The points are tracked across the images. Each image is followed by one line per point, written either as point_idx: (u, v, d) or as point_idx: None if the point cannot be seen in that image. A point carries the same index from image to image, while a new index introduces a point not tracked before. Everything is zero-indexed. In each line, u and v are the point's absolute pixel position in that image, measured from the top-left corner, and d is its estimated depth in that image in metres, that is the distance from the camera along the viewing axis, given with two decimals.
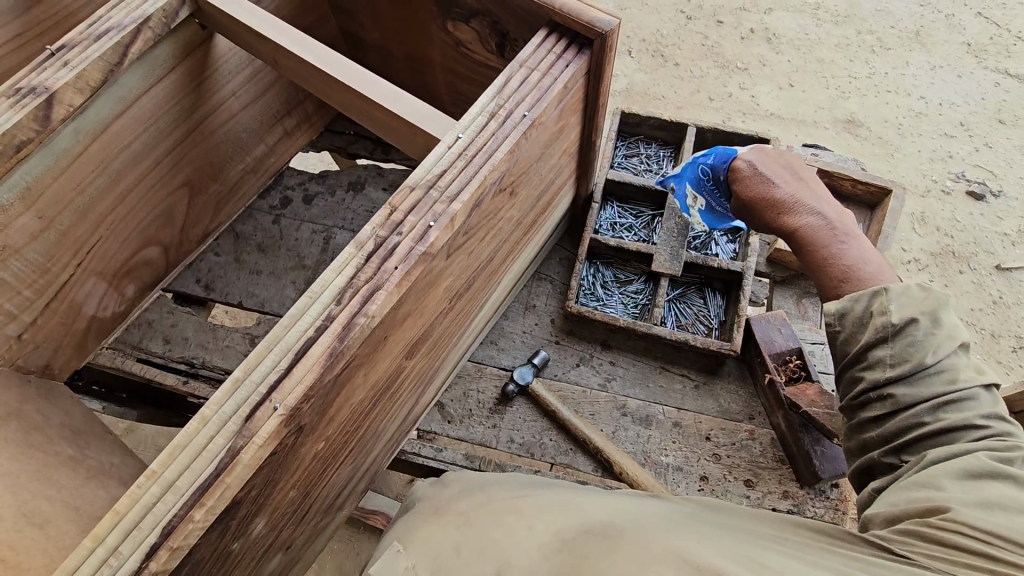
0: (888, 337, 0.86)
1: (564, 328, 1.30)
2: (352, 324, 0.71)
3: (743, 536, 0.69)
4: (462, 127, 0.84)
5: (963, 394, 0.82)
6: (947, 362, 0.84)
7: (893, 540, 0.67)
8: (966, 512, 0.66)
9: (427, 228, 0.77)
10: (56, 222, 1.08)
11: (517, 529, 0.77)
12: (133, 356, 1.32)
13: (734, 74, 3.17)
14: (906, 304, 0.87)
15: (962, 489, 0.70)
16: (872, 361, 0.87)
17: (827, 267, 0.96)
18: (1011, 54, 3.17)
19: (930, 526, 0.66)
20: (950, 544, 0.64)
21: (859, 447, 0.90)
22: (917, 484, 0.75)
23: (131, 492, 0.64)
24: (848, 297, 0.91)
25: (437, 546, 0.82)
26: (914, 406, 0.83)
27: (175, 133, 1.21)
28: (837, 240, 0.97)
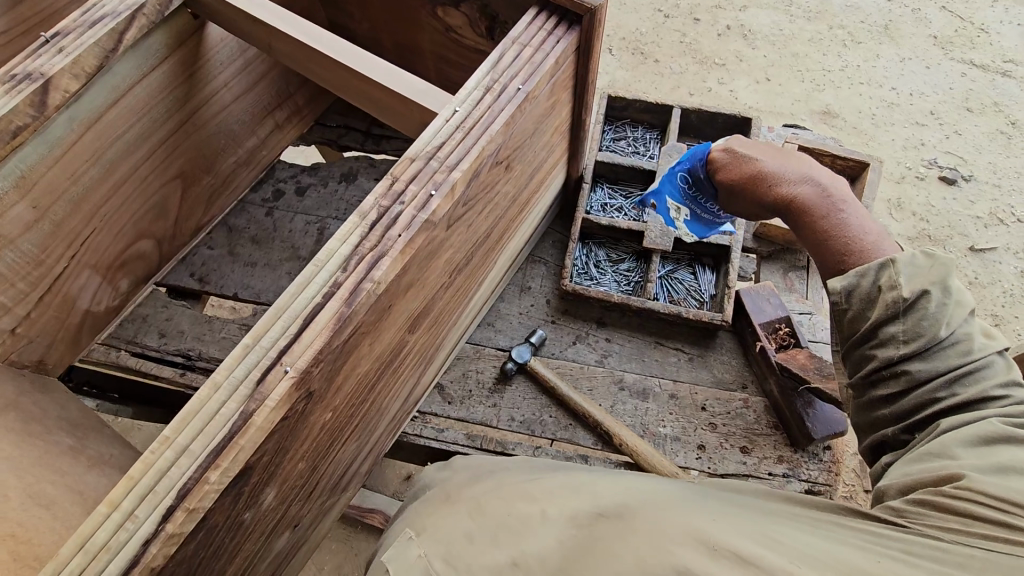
0: (900, 313, 0.84)
1: (559, 307, 1.33)
2: (359, 288, 0.73)
3: (754, 513, 0.68)
4: (459, 100, 0.86)
5: (977, 363, 0.81)
6: (961, 333, 0.83)
7: (906, 510, 0.66)
8: (981, 479, 0.65)
9: (428, 196, 0.79)
10: (50, 212, 1.08)
11: (535, 518, 0.74)
12: (129, 351, 1.30)
13: (712, 70, 3.24)
14: (914, 276, 0.85)
15: (974, 456, 0.70)
16: (884, 338, 0.85)
17: (830, 241, 0.93)
18: (975, 45, 3.30)
19: (944, 496, 0.65)
20: (962, 511, 0.62)
21: (869, 424, 0.90)
22: (931, 455, 0.74)
23: (145, 458, 0.65)
24: (854, 272, 0.88)
25: (449, 533, 0.78)
26: (930, 381, 0.82)
27: (167, 124, 1.21)
28: (835, 208, 0.95)
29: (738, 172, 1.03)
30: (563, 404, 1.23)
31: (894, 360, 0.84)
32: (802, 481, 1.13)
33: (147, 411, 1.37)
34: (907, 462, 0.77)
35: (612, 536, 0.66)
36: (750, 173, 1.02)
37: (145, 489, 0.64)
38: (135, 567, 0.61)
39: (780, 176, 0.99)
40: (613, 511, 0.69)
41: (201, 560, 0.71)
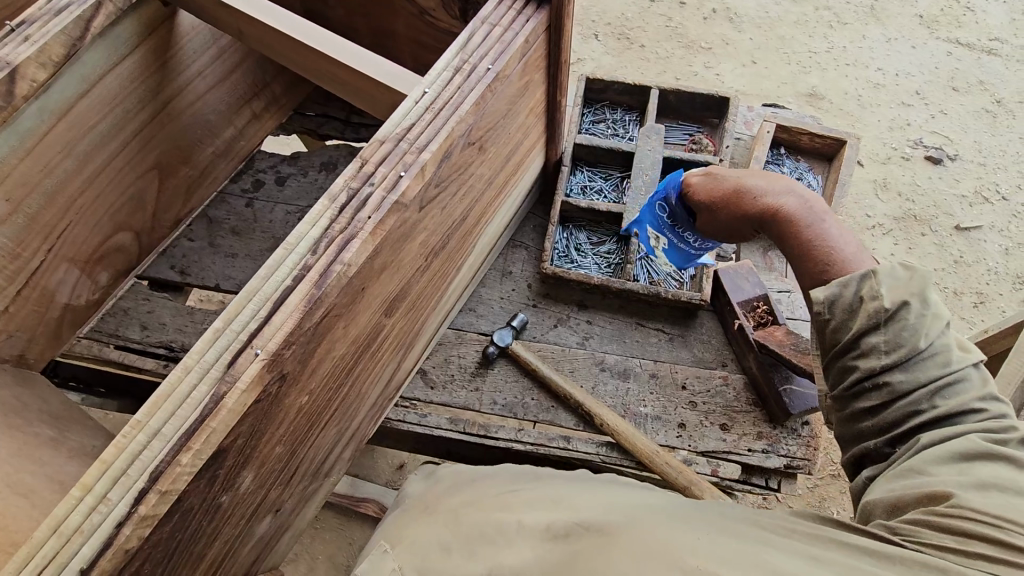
0: (881, 323, 0.83)
1: (541, 291, 1.34)
2: (329, 270, 0.74)
3: (726, 521, 0.67)
4: (428, 82, 0.86)
5: (956, 376, 0.81)
6: (939, 344, 0.83)
7: (901, 528, 0.66)
8: (969, 497, 0.65)
9: (398, 178, 0.80)
10: (24, 205, 1.08)
11: (507, 528, 0.77)
12: (112, 344, 1.30)
13: (699, 53, 3.23)
14: (894, 285, 0.84)
15: (952, 472, 0.71)
16: (865, 349, 0.84)
17: (813, 254, 0.92)
18: (960, 24, 3.30)
19: (935, 514, 0.65)
20: (956, 530, 0.62)
21: (852, 437, 0.88)
22: (911, 472, 0.74)
23: (118, 441, 0.65)
24: (836, 282, 0.87)
25: (423, 544, 0.82)
26: (910, 393, 0.81)
27: (141, 115, 1.21)
28: (818, 220, 0.93)
29: (716, 191, 1.01)
30: (545, 388, 1.24)
31: (879, 376, 0.83)
32: (780, 456, 1.14)
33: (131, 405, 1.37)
34: (890, 478, 0.76)
35: (592, 548, 0.66)
36: (727, 191, 1.00)
37: (117, 473, 0.64)
38: (108, 549, 0.62)
39: (759, 190, 0.97)
40: (587, 527, 0.70)
41: (178, 542, 0.72)
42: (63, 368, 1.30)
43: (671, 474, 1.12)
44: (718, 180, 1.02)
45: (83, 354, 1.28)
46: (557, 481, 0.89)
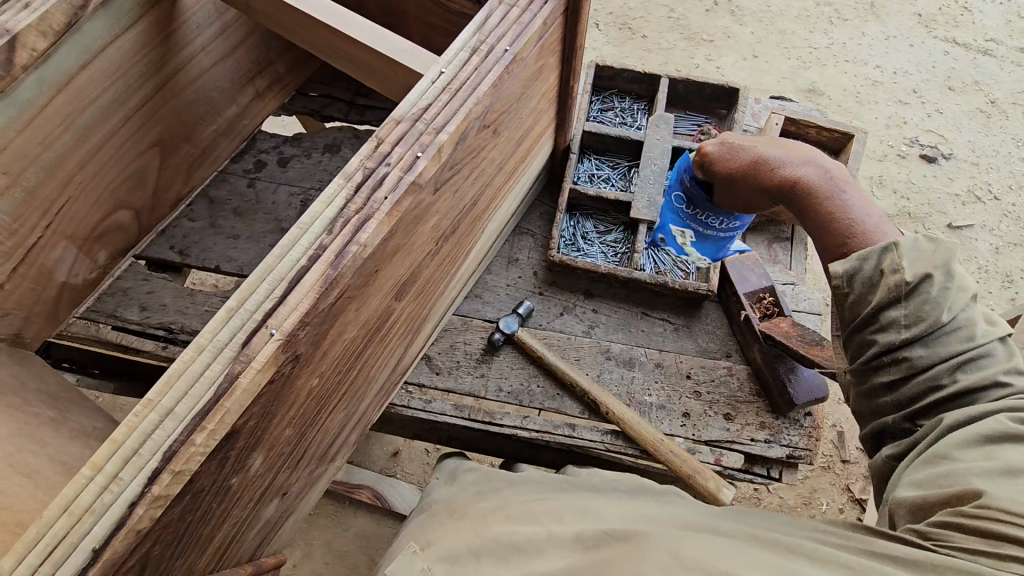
0: (902, 297, 0.84)
1: (547, 279, 1.33)
2: (345, 250, 0.72)
3: (753, 534, 0.71)
4: (445, 61, 0.84)
5: (980, 351, 0.82)
6: (963, 319, 0.83)
7: (928, 534, 0.66)
8: (998, 493, 0.65)
9: (415, 158, 0.78)
10: (23, 178, 1.05)
11: (538, 538, 0.79)
12: (109, 324, 1.28)
13: (700, 46, 3.23)
14: (916, 259, 0.84)
15: (976, 456, 0.72)
16: (885, 323, 0.85)
17: (832, 225, 0.93)
18: (957, 23, 3.33)
19: (963, 515, 0.65)
20: (985, 533, 0.62)
21: (871, 413, 0.90)
22: (935, 456, 0.76)
23: (129, 421, 0.64)
24: (856, 255, 0.87)
25: (451, 547, 0.84)
26: (931, 368, 0.83)
27: (143, 89, 1.18)
28: (837, 191, 0.95)
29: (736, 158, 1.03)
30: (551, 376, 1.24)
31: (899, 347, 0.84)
32: (783, 446, 1.15)
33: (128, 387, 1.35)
34: (914, 467, 0.77)
35: (623, 554, 0.70)
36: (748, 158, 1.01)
37: (129, 452, 0.63)
38: (121, 529, 0.60)
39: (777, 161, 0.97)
40: (615, 533, 0.74)
41: (189, 524, 0.71)
42: (56, 350, 1.27)
43: (675, 462, 1.13)
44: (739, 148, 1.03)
45: (82, 333, 1.26)
46: (596, 493, 0.93)
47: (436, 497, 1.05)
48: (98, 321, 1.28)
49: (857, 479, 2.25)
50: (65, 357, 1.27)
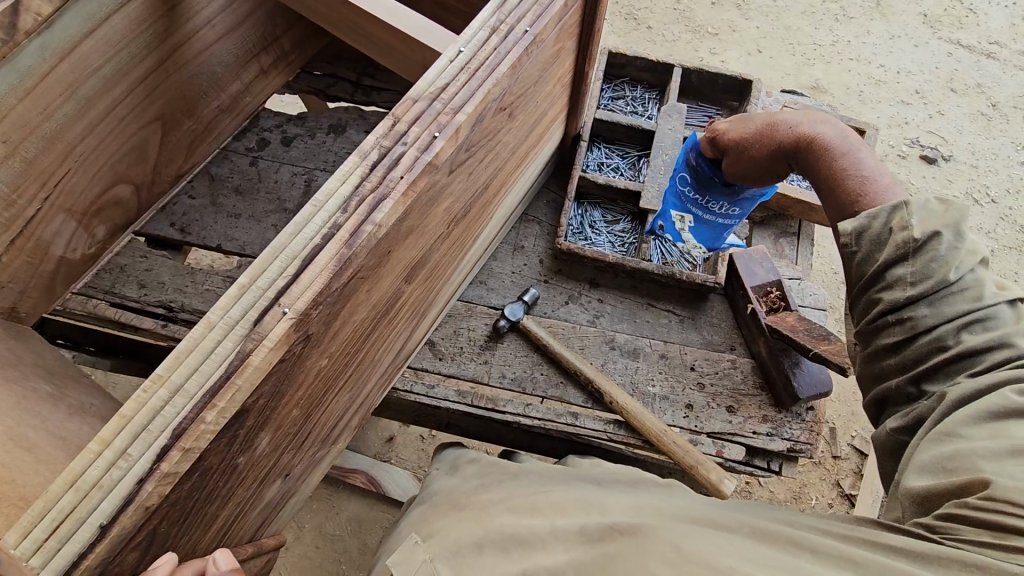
0: (909, 254, 0.86)
1: (553, 267, 1.33)
2: (360, 229, 0.71)
3: (760, 528, 0.69)
4: (464, 40, 0.83)
5: (985, 312, 0.81)
6: (970, 279, 0.84)
7: (936, 528, 0.66)
8: (1007, 483, 0.64)
9: (431, 138, 0.77)
10: (22, 148, 1.02)
11: (541, 532, 0.78)
12: (107, 301, 1.26)
13: (705, 38, 3.21)
14: (927, 218, 0.86)
15: (981, 434, 0.71)
16: (891, 280, 0.87)
17: (844, 180, 0.93)
18: (962, 25, 3.33)
19: (970, 507, 0.64)
20: (992, 525, 0.61)
21: (876, 376, 0.92)
22: (943, 435, 0.74)
23: (137, 397, 0.63)
24: (866, 214, 0.90)
25: (456, 541, 0.83)
26: (937, 329, 0.83)
27: (147, 60, 1.15)
28: (852, 149, 0.95)
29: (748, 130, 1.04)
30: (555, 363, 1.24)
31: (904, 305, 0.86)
32: (784, 440, 1.16)
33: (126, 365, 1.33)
34: (922, 446, 0.76)
35: (627, 550, 0.68)
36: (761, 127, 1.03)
37: (138, 429, 0.62)
38: (129, 506, 0.59)
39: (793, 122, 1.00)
40: (620, 526, 0.72)
41: (196, 502, 0.70)
42: (47, 326, 1.23)
43: (678, 453, 1.13)
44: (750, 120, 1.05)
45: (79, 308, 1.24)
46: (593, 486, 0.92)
47: (439, 489, 1.05)
48: (95, 296, 1.26)
49: (847, 475, 2.27)
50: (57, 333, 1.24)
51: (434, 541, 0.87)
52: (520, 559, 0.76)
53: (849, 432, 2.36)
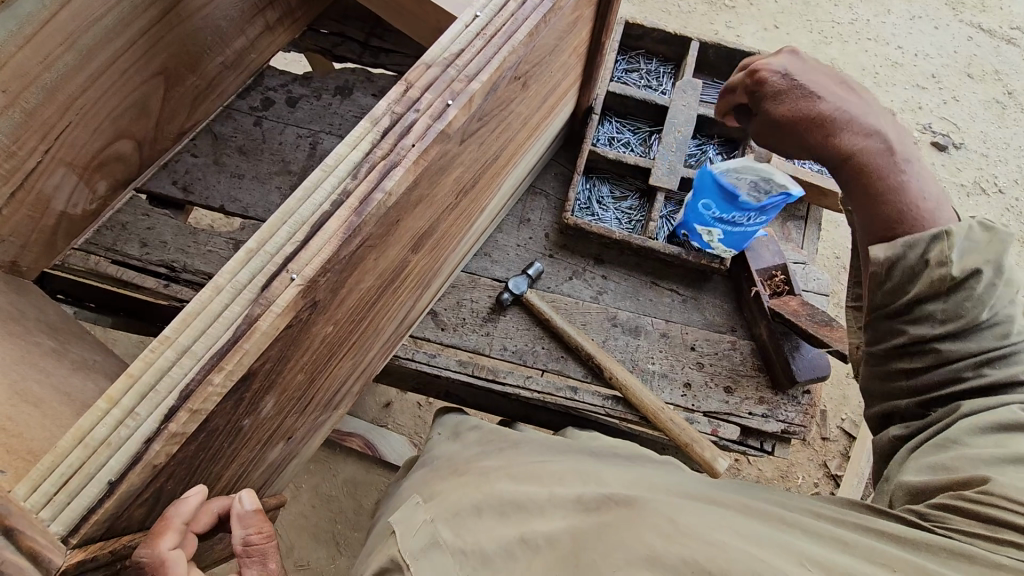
0: (943, 292, 0.84)
1: (558, 242, 1.32)
2: (370, 197, 0.70)
3: (760, 510, 0.70)
4: (481, 5, 0.81)
5: (1010, 349, 0.82)
6: (1003, 317, 0.84)
7: (927, 515, 0.67)
8: (1003, 481, 0.66)
9: (444, 106, 0.75)
10: (22, 98, 0.99)
11: (538, 499, 0.79)
12: (108, 258, 1.25)
13: (721, 12, 3.12)
14: (968, 253, 0.84)
15: (986, 443, 0.73)
16: (921, 313, 0.86)
17: (883, 203, 0.91)
18: (984, 9, 3.25)
19: (965, 501, 0.66)
20: (986, 518, 0.63)
21: (882, 397, 0.93)
22: (943, 444, 0.77)
23: (145, 356, 0.63)
24: (901, 242, 0.87)
25: (456, 503, 0.86)
26: (959, 361, 0.84)
27: (149, 12, 1.11)
28: (895, 168, 0.93)
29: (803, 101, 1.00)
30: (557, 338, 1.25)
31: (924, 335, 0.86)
32: (779, 421, 1.17)
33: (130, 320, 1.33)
34: (923, 452, 0.78)
35: (619, 521, 0.70)
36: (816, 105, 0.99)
37: (146, 389, 0.62)
38: (137, 463, 0.60)
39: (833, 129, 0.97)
40: (616, 497, 0.74)
41: (201, 461, 0.71)
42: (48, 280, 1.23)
43: (674, 431, 1.15)
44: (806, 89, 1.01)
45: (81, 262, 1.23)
46: (585, 456, 0.94)
47: (439, 454, 1.07)
48: (98, 250, 1.25)
49: (834, 456, 2.32)
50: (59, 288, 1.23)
51: (432, 503, 0.90)
52: (516, 522, 0.78)
53: (840, 415, 2.39)
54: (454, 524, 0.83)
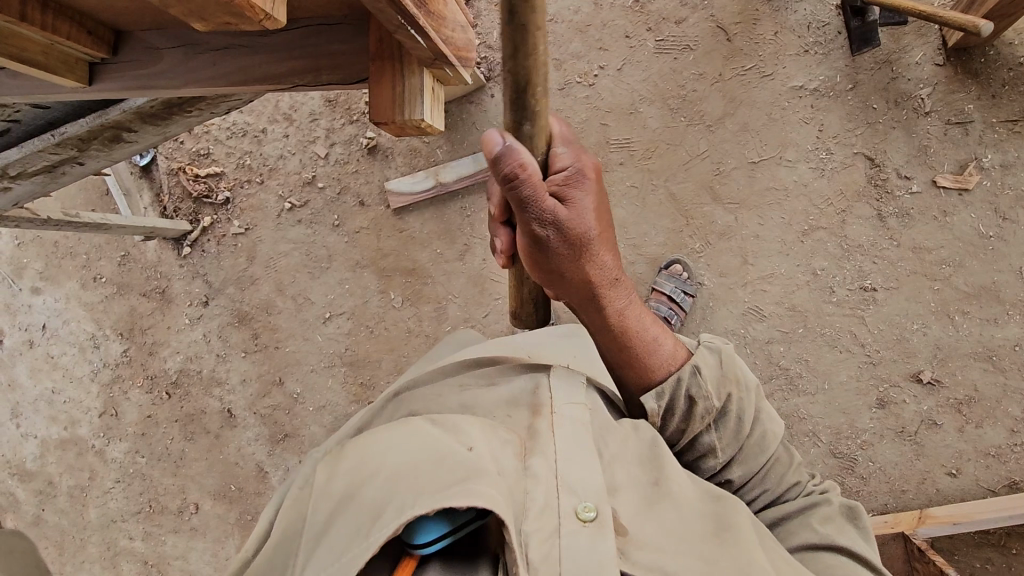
0: (710, 421, 1.29)
1: None
2: None
3: (770, 542, 1.17)
4: None
5: (725, 406, 1.29)
6: (725, 390, 1.29)
7: (728, 403, 1.29)
8: (747, 387, 1.32)
9: None
10: None
11: (664, 453, 1.21)
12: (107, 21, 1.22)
13: None
14: (719, 385, 1.29)
15: (733, 381, 1.30)
16: (708, 446, 1.31)
17: (624, 316, 1.26)
18: None
19: (737, 385, 1.30)
20: (739, 390, 1.30)
21: (689, 441, 1.31)
22: (733, 404, 1.30)
23: None
24: (658, 390, 1.29)
25: (599, 414, 1.24)
26: (711, 434, 1.30)
27: None
28: (619, 291, 1.23)
29: (521, 228, 1.05)
30: (514, 35, 0.84)
31: (708, 391, 1.27)
32: None
33: (222, 63, 1.22)
34: (729, 419, 1.30)
35: (727, 519, 1.15)
36: (546, 266, 1.11)
37: None
38: None
39: (605, 280, 1.18)
40: (718, 491, 1.21)
41: None
42: (105, 82, 1.26)
43: None
44: (527, 217, 1.02)
45: (94, 20, 1.17)
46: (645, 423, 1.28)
47: (548, 376, 1.29)
48: (95, 15, 1.16)
49: None
50: (113, 84, 1.25)
51: (591, 392, 1.30)
52: (644, 461, 1.19)
53: None
54: (602, 430, 1.20)
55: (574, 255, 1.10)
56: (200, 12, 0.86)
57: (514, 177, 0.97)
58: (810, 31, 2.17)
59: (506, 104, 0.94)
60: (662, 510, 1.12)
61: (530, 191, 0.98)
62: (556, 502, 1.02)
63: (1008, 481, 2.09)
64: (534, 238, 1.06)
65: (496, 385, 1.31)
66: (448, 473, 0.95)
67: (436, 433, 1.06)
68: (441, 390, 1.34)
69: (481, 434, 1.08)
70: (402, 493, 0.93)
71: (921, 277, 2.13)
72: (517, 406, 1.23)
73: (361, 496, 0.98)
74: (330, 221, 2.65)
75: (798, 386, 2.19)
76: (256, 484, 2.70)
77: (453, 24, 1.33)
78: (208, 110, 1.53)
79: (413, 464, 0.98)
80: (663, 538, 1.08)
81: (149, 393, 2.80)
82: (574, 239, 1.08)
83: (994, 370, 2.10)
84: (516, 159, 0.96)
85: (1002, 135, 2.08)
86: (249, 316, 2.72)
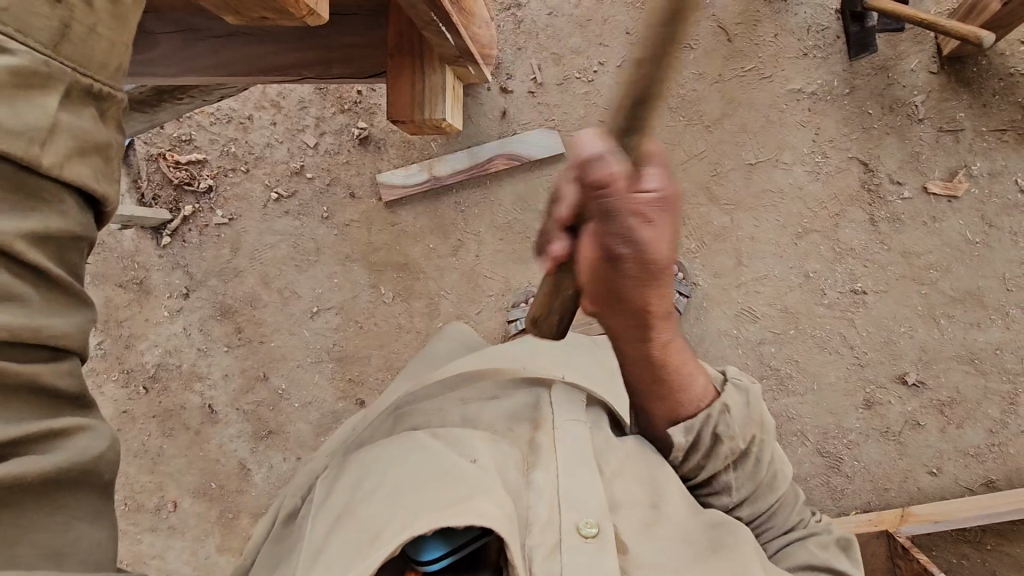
0: (731, 461, 1.27)
1: None
2: None
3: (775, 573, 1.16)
4: None
5: (748, 448, 1.28)
6: (752, 432, 1.27)
7: (751, 445, 1.28)
8: (768, 431, 1.30)
9: None
10: None
11: (662, 475, 1.20)
12: None
13: None
14: (745, 427, 1.27)
15: (758, 425, 1.29)
16: (723, 484, 1.30)
17: (670, 352, 1.20)
18: None
19: (762, 428, 1.29)
20: (762, 434, 1.29)
21: (707, 476, 1.30)
22: (756, 445, 1.28)
23: None
24: (685, 426, 1.25)
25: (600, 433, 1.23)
26: (729, 474, 1.29)
27: None
28: (672, 332, 1.17)
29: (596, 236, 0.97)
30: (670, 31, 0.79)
31: (735, 433, 1.25)
32: None
33: (223, 51, 1.16)
34: (749, 460, 1.29)
35: (727, 536, 1.14)
36: (609, 284, 1.02)
37: None
38: None
39: (663, 319, 1.12)
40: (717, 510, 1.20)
41: None
42: None
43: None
44: (602, 232, 0.94)
45: None
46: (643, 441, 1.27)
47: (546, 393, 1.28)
48: None
49: None
50: None
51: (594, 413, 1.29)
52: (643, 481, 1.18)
53: None
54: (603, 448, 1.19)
55: (639, 283, 1.00)
56: (238, 7, 0.82)
57: (602, 185, 0.89)
58: (810, 34, 2.18)
59: (622, 106, 0.89)
60: (661, 529, 1.11)
61: (621, 204, 0.90)
62: (558, 518, 1.02)
63: (985, 480, 2.15)
64: (605, 254, 0.97)
65: (498, 399, 1.29)
66: (451, 490, 0.93)
67: (438, 449, 1.04)
68: (440, 402, 1.32)
69: (483, 452, 1.07)
70: (402, 509, 0.91)
71: (909, 281, 2.17)
72: (519, 422, 1.22)
73: (357, 512, 0.95)
74: (319, 213, 2.58)
75: (788, 386, 2.22)
76: (238, 481, 2.63)
77: (478, 23, 1.36)
78: (197, 97, 1.44)
79: (413, 480, 0.96)
80: (663, 557, 1.06)
81: (125, 388, 2.69)
82: (650, 264, 0.97)
83: (975, 372, 2.16)
84: (611, 165, 0.89)
85: (991, 144, 2.12)
86: (233, 310, 2.64)
